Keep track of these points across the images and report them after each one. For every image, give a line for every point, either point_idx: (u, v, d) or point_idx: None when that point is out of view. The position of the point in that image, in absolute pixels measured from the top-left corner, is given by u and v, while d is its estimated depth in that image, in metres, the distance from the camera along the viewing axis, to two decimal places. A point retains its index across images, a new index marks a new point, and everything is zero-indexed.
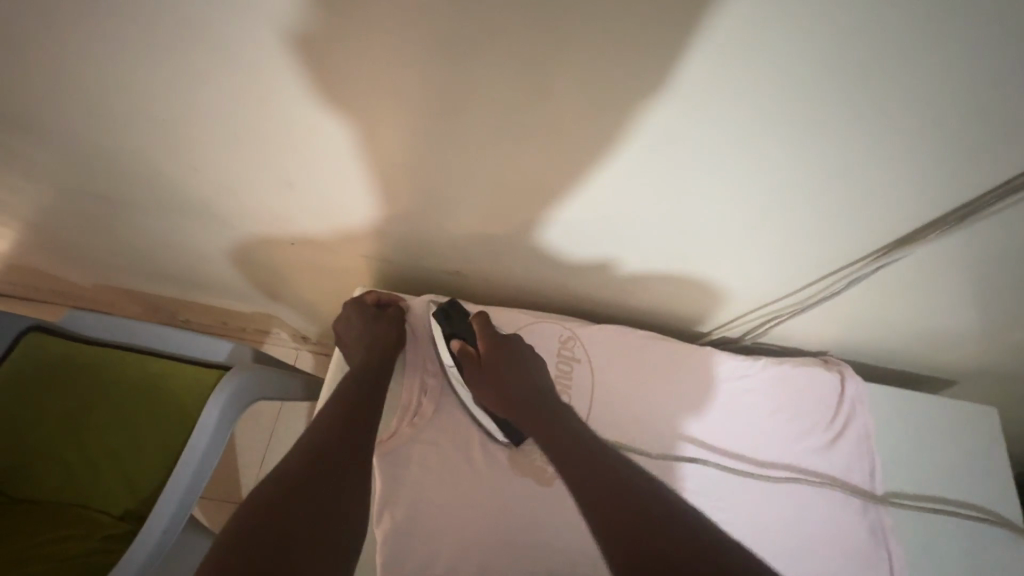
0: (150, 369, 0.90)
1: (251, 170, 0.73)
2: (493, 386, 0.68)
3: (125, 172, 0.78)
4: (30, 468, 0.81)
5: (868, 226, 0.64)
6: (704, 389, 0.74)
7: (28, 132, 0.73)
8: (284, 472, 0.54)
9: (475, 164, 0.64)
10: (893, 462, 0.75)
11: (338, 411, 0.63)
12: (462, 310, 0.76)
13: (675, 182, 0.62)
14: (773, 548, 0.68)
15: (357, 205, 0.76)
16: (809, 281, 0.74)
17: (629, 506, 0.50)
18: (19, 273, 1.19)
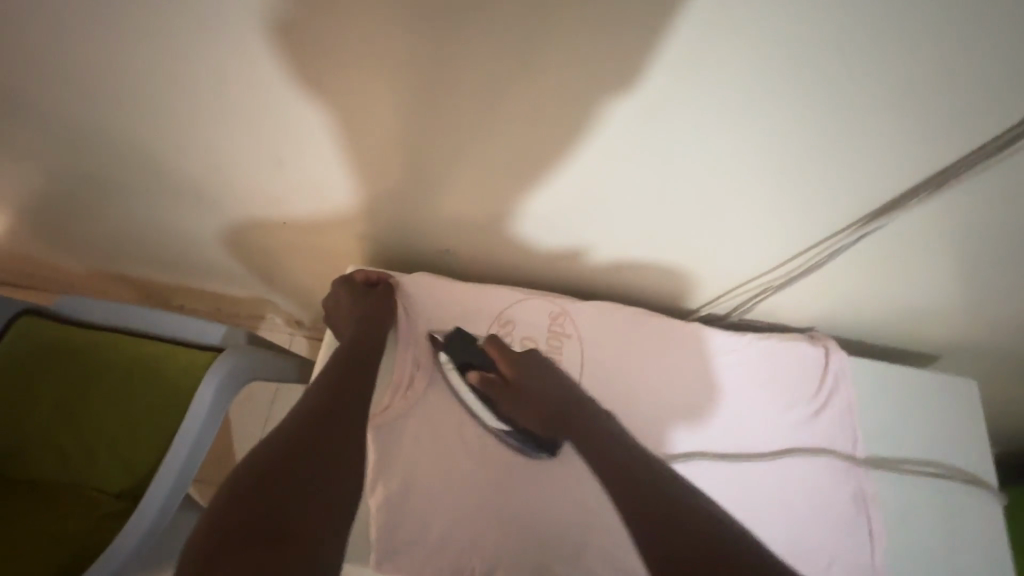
0: (144, 352, 0.90)
1: (237, 152, 0.72)
2: (527, 405, 0.69)
3: (112, 154, 0.77)
4: (27, 450, 0.82)
5: (853, 201, 0.64)
6: (692, 362, 0.75)
7: (12, 118, 0.72)
8: (277, 441, 0.56)
9: (464, 143, 0.64)
10: (875, 433, 0.76)
11: (328, 387, 0.64)
12: (469, 338, 0.74)
13: (663, 159, 0.62)
14: (755, 516, 0.70)
15: (343, 184, 0.75)
16: (800, 251, 0.73)
17: (652, 491, 0.55)
18: (10, 260, 1.18)
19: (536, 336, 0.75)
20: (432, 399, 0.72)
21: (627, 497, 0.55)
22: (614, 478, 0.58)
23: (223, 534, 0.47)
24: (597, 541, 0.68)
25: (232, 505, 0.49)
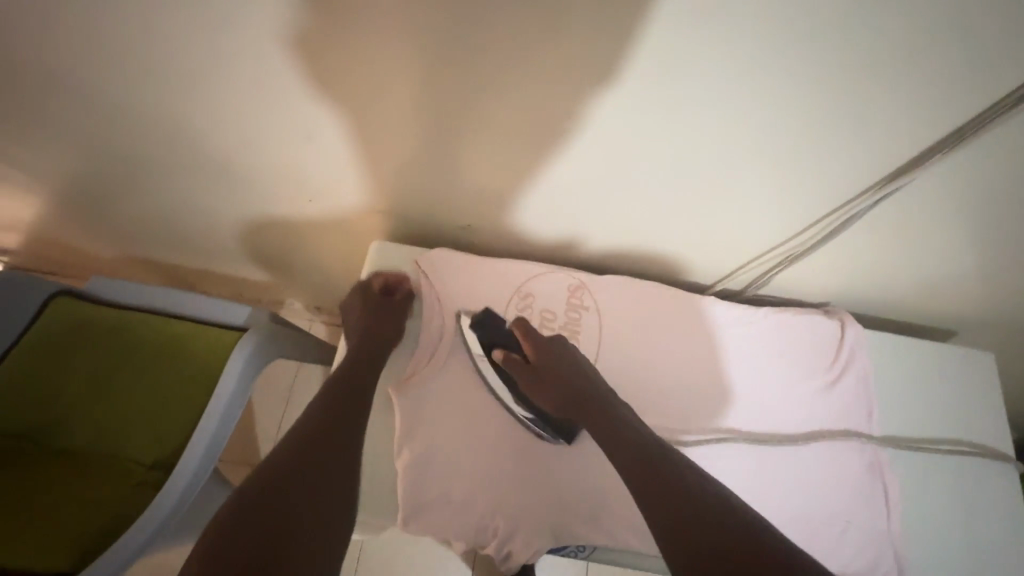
0: (174, 332, 0.93)
1: (256, 128, 0.73)
2: (541, 390, 0.67)
3: (132, 138, 0.79)
4: (63, 423, 0.85)
5: (877, 160, 0.63)
6: (708, 336, 0.74)
7: (41, 101, 0.74)
8: (269, 466, 0.56)
9: (474, 117, 0.65)
10: (896, 405, 0.75)
11: (325, 408, 0.63)
12: (499, 319, 0.72)
13: (677, 128, 0.62)
14: (775, 495, 0.68)
15: (360, 162, 0.76)
16: (816, 219, 0.73)
17: (668, 483, 0.55)
18: (42, 247, 1.23)
19: (554, 310, 0.74)
20: (452, 365, 0.71)
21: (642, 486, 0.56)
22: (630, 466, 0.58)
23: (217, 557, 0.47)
24: (620, 508, 0.67)
25: (222, 532, 0.49)
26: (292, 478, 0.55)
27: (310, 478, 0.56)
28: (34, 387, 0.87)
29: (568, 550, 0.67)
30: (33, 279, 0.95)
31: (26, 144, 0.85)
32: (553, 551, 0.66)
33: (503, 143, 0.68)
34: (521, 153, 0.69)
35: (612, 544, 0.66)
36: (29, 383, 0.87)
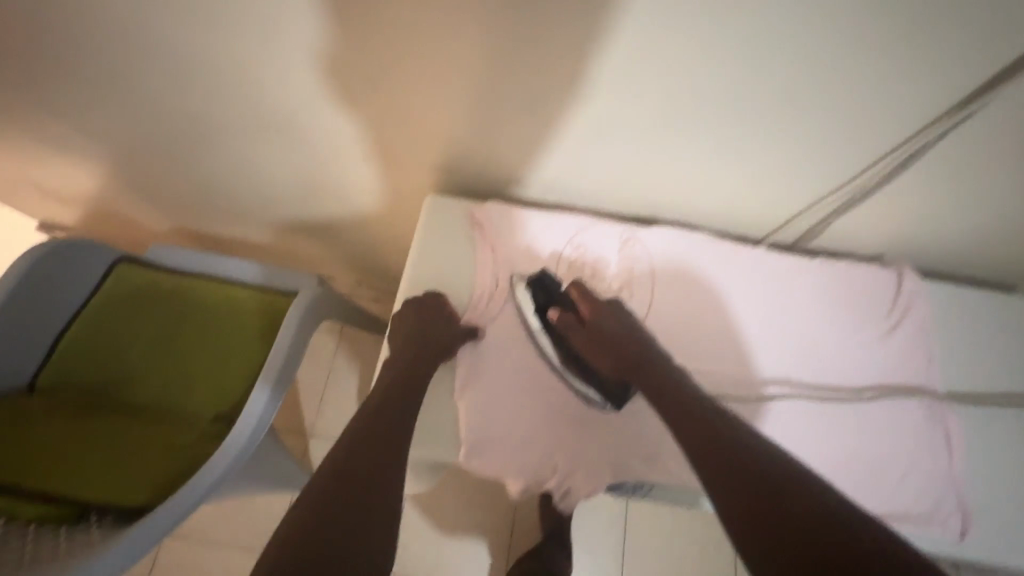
0: (227, 296, 0.97)
1: (307, 76, 0.74)
2: (599, 350, 0.66)
3: (178, 95, 0.83)
4: (130, 377, 0.90)
5: (959, 90, 0.59)
6: (762, 286, 0.73)
7: (98, 54, 0.78)
8: (317, 482, 0.53)
9: (505, 58, 0.64)
10: (956, 359, 0.72)
11: (368, 423, 0.60)
12: (552, 282, 0.71)
13: (714, 72, 0.61)
14: (834, 444, 0.67)
15: (410, 113, 0.76)
16: (875, 159, 0.69)
17: (733, 457, 0.53)
18: (102, 221, 1.30)
19: (607, 260, 0.74)
20: (507, 313, 0.72)
21: (707, 458, 0.53)
22: (692, 439, 0.55)
23: None
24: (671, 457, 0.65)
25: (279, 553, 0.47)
26: (340, 490, 0.53)
27: (359, 489, 0.53)
28: (103, 345, 0.92)
29: (626, 487, 0.67)
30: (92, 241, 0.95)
31: (90, 104, 0.89)
32: (611, 486, 0.65)
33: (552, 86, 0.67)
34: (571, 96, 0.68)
35: (671, 482, 0.65)
36: (97, 342, 0.92)
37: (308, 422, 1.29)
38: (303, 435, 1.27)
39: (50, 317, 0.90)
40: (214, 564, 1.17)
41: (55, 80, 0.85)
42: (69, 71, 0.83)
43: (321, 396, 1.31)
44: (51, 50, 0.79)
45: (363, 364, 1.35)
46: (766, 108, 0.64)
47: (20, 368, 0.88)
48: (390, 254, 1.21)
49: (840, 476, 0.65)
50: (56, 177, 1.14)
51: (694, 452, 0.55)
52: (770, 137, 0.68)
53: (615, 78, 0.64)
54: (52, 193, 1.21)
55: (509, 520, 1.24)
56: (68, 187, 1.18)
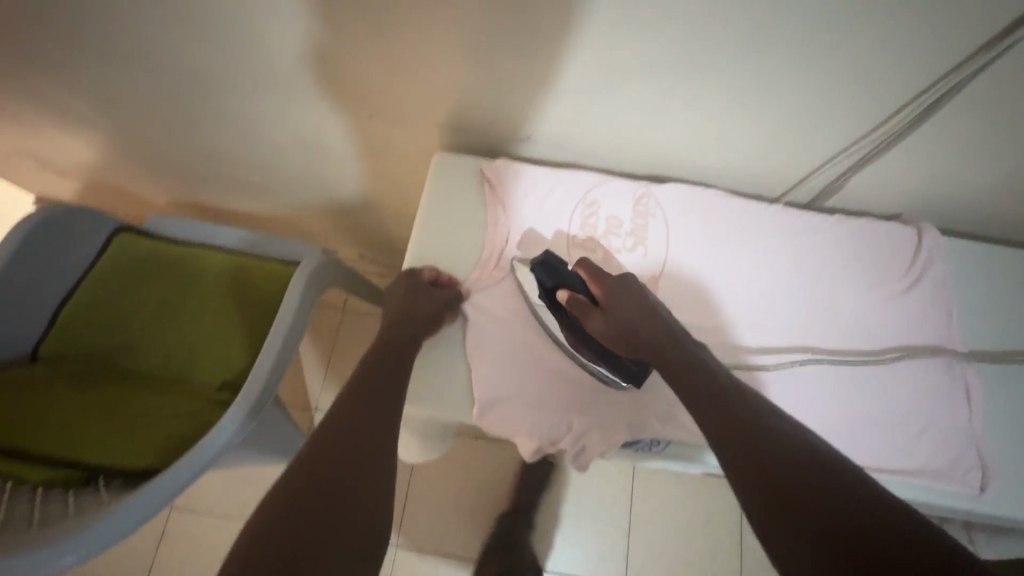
0: (230, 264, 0.96)
1: (308, 30, 0.71)
2: (615, 334, 0.61)
3: (169, 53, 0.80)
4: (134, 347, 0.89)
5: (993, 35, 0.56)
6: (777, 244, 0.72)
7: (83, 10, 0.74)
8: (311, 446, 0.52)
9: (508, 1, 0.60)
10: (973, 316, 0.71)
11: (364, 386, 0.59)
12: (558, 261, 0.65)
13: (729, 17, 0.58)
14: (849, 402, 0.66)
15: (416, 68, 0.73)
16: (895, 111, 0.66)
17: (761, 441, 0.48)
18: (101, 194, 1.28)
19: (620, 217, 0.72)
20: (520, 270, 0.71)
21: (731, 441, 0.49)
22: (715, 421, 0.51)
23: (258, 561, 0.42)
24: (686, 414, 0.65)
25: (272, 514, 0.45)
26: (334, 453, 0.51)
27: (353, 452, 0.52)
28: (105, 314, 0.90)
29: (641, 446, 0.66)
30: (92, 210, 0.94)
31: (81, 64, 0.86)
32: (626, 444, 0.65)
33: (565, 34, 0.64)
34: (583, 47, 0.65)
35: (686, 438, 0.64)
36: (99, 311, 0.90)
37: (313, 395, 1.28)
38: (308, 408, 1.27)
39: (51, 287, 0.89)
40: (223, 535, 1.18)
41: (43, 39, 0.81)
42: (57, 29, 0.79)
43: (327, 368, 1.30)
44: (33, 9, 0.76)
45: (368, 337, 1.34)
46: (790, 58, 0.61)
47: (23, 338, 0.87)
48: (394, 223, 1.18)
49: (857, 432, 0.65)
50: (48, 146, 1.11)
51: (715, 435, 0.51)
52: (792, 89, 0.65)
53: (631, 27, 0.61)
54: (45, 163, 1.18)
55: (517, 489, 1.25)
56: (61, 157, 1.15)
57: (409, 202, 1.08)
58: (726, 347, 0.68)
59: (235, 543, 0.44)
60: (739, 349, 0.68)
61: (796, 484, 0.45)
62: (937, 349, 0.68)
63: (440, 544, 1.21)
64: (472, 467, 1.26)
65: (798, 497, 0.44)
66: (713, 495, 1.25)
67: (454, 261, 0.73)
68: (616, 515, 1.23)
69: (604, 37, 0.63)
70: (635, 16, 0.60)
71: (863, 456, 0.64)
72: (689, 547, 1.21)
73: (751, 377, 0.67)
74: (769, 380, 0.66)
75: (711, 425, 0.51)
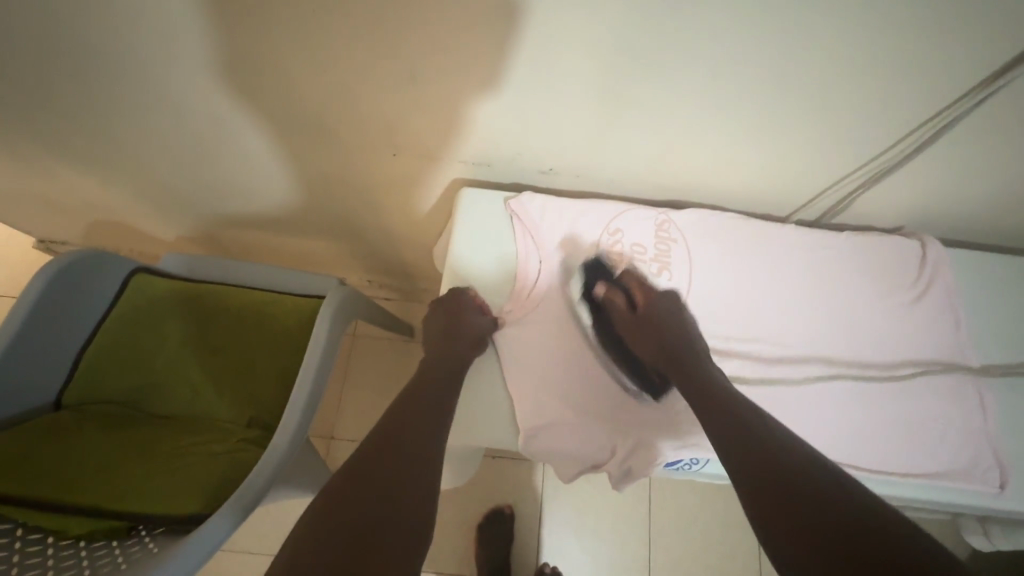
0: (251, 300, 0.96)
1: (347, 76, 0.73)
2: (644, 339, 0.70)
3: (194, 101, 0.82)
4: (158, 388, 0.89)
5: (987, 73, 0.61)
6: (791, 261, 0.76)
7: (110, 64, 0.76)
8: (360, 449, 0.55)
9: (535, 51, 0.65)
10: (980, 323, 0.76)
11: (408, 407, 0.61)
12: (605, 266, 0.76)
13: (740, 60, 0.63)
14: (870, 412, 0.69)
15: (448, 111, 0.77)
16: (897, 139, 0.71)
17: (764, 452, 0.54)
18: (107, 232, 1.27)
19: (644, 244, 0.76)
20: (555, 300, 0.74)
21: (738, 448, 0.56)
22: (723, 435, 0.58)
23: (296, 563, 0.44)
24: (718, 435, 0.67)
25: (320, 516, 0.48)
26: (378, 466, 0.53)
27: (399, 460, 0.54)
28: (127, 356, 0.90)
29: (681, 465, 0.68)
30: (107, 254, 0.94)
31: (108, 112, 0.86)
32: (669, 464, 0.67)
33: (593, 78, 0.68)
34: (614, 86, 0.69)
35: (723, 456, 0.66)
36: (120, 355, 0.90)
37: (331, 423, 1.28)
38: (325, 436, 1.27)
39: (72, 331, 0.88)
40: (245, 571, 1.16)
41: (67, 89, 0.82)
42: (88, 80, 0.80)
43: (345, 396, 1.31)
44: (57, 64, 0.77)
45: (382, 362, 1.35)
46: (811, 86, 0.65)
47: (46, 385, 0.86)
48: (409, 252, 1.21)
49: (883, 440, 0.68)
50: (57, 190, 1.11)
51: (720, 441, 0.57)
52: (810, 115, 0.70)
53: (654, 70, 0.66)
54: (50, 205, 1.17)
55: (541, 504, 1.26)
56: (71, 198, 1.14)
57: (426, 229, 1.11)
58: (757, 364, 0.71)
59: (289, 534, 0.47)
60: (769, 365, 0.71)
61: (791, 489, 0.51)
62: (953, 363, 0.72)
63: (466, 567, 1.21)
64: (495, 486, 1.28)
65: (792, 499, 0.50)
66: (730, 499, 1.28)
67: (489, 293, 0.75)
68: (634, 526, 1.25)
69: (631, 78, 0.67)
70: (657, 61, 0.64)
71: (890, 463, 0.67)
72: (711, 552, 1.24)
73: (780, 391, 0.70)
74: (799, 394, 0.69)
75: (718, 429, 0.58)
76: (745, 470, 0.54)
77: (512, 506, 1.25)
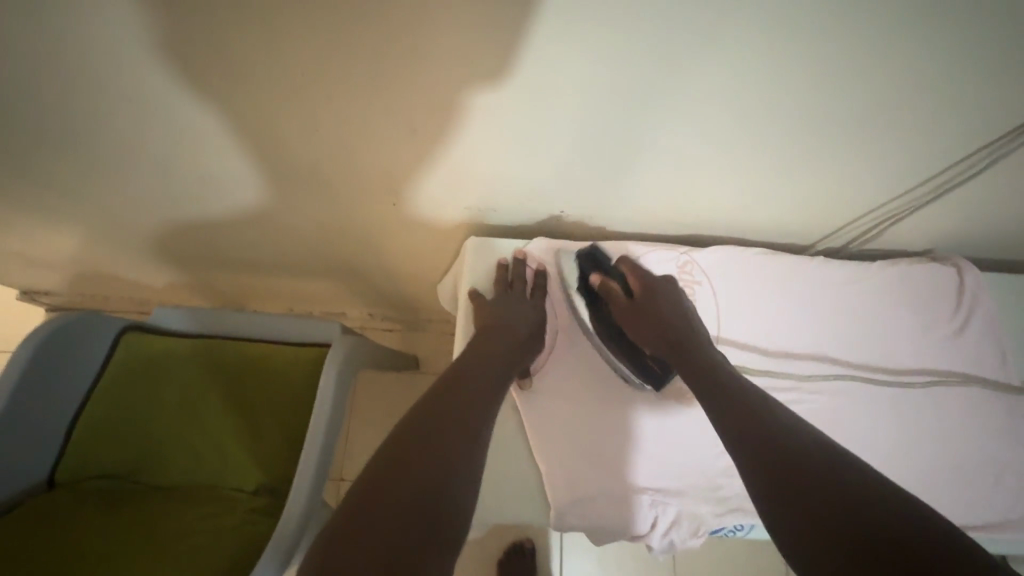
0: (254, 353, 0.92)
1: (350, 137, 0.71)
2: (640, 324, 0.69)
3: (184, 160, 0.78)
4: (157, 457, 0.84)
5: (1011, 109, 0.61)
6: (827, 298, 0.76)
7: (96, 128, 0.72)
8: (404, 423, 0.51)
9: (547, 108, 0.64)
10: (1017, 349, 0.77)
11: (451, 386, 0.57)
12: (602, 256, 0.76)
13: (756, 103, 0.61)
14: (918, 453, 0.69)
15: (461, 161, 0.74)
16: (931, 176, 0.71)
17: (769, 436, 0.49)
18: (91, 282, 1.22)
19: None
20: (584, 355, 0.74)
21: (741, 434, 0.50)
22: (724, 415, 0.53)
23: (346, 537, 0.41)
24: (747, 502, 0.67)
25: (370, 487, 0.44)
26: (423, 440, 0.49)
27: (446, 434, 0.51)
28: (119, 424, 0.85)
29: (724, 530, 0.68)
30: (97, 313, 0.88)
31: (98, 172, 0.82)
32: (712, 531, 0.67)
33: (607, 133, 0.67)
34: (634, 132, 0.66)
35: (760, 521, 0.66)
36: (115, 423, 0.85)
37: (340, 467, 1.24)
38: (335, 479, 1.23)
39: (62, 401, 0.83)
40: None
41: (51, 154, 0.78)
42: (73, 140, 0.75)
43: (352, 439, 1.26)
44: (36, 129, 0.73)
45: (389, 400, 1.30)
46: (844, 117, 0.63)
47: (38, 464, 0.81)
48: (416, 291, 1.18)
49: (938, 491, 0.67)
50: (39, 247, 1.06)
51: (723, 425, 0.53)
52: (836, 150, 0.68)
53: (667, 118, 0.64)
54: (31, 261, 1.12)
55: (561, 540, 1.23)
56: (56, 253, 1.08)
57: (432, 271, 1.09)
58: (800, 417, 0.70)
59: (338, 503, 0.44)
60: (812, 418, 0.70)
61: (803, 467, 0.46)
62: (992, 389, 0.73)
63: None
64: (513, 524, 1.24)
65: (806, 479, 0.45)
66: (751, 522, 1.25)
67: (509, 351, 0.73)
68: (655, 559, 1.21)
69: (644, 127, 0.66)
70: (671, 109, 0.63)
71: (947, 505, 0.67)
72: None
73: None
74: (851, 437, 0.69)
75: (720, 412, 0.54)
76: (749, 452, 0.49)
77: (532, 541, 1.19)
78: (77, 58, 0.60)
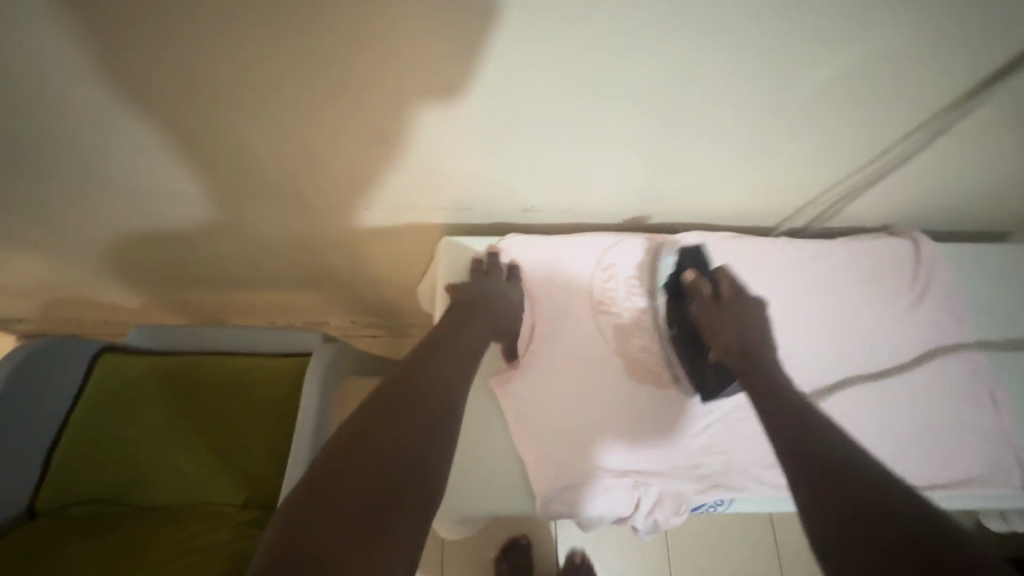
0: (231, 365, 0.91)
1: (319, 147, 0.71)
2: (716, 328, 0.70)
3: (151, 179, 0.78)
4: (139, 479, 0.83)
5: (947, 87, 0.65)
6: (790, 278, 0.79)
7: (58, 152, 0.71)
8: (367, 403, 0.52)
9: (511, 109, 0.65)
10: (974, 314, 0.80)
11: (417, 365, 0.58)
12: (700, 253, 0.78)
13: (712, 93, 0.63)
14: (883, 421, 0.73)
15: (432, 167, 0.76)
16: (881, 154, 0.74)
17: (818, 450, 0.52)
18: (62, 307, 1.19)
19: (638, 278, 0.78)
20: (562, 347, 0.75)
21: (795, 445, 0.54)
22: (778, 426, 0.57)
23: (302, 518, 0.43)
24: (726, 477, 0.69)
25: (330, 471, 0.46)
26: (385, 424, 0.50)
27: (410, 417, 0.52)
28: (101, 448, 0.84)
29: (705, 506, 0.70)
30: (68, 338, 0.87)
31: (62, 197, 0.81)
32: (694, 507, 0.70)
33: (570, 130, 0.69)
34: (596, 128, 0.68)
35: (738, 494, 0.69)
36: (93, 447, 0.84)
37: None
38: None
39: (38, 429, 0.82)
40: None
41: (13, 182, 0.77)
42: (33, 166, 0.74)
43: None
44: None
45: None
46: (801, 101, 0.65)
47: (15, 495, 0.79)
48: (397, 296, 1.19)
49: (908, 455, 0.71)
50: (6, 275, 1.03)
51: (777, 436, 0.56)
52: (791, 135, 0.71)
53: (627, 112, 0.66)
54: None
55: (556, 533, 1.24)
56: (23, 280, 1.06)
57: (411, 275, 1.09)
58: None
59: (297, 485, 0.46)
60: None
61: (849, 480, 0.49)
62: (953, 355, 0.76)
63: None
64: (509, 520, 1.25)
65: (846, 488, 0.48)
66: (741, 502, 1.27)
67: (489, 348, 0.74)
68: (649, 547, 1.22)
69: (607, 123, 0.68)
70: (631, 103, 0.65)
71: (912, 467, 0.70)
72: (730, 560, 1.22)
73: None
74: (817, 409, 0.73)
75: (775, 424, 0.57)
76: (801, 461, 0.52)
77: (527, 535, 1.20)
78: (35, 83, 0.60)
